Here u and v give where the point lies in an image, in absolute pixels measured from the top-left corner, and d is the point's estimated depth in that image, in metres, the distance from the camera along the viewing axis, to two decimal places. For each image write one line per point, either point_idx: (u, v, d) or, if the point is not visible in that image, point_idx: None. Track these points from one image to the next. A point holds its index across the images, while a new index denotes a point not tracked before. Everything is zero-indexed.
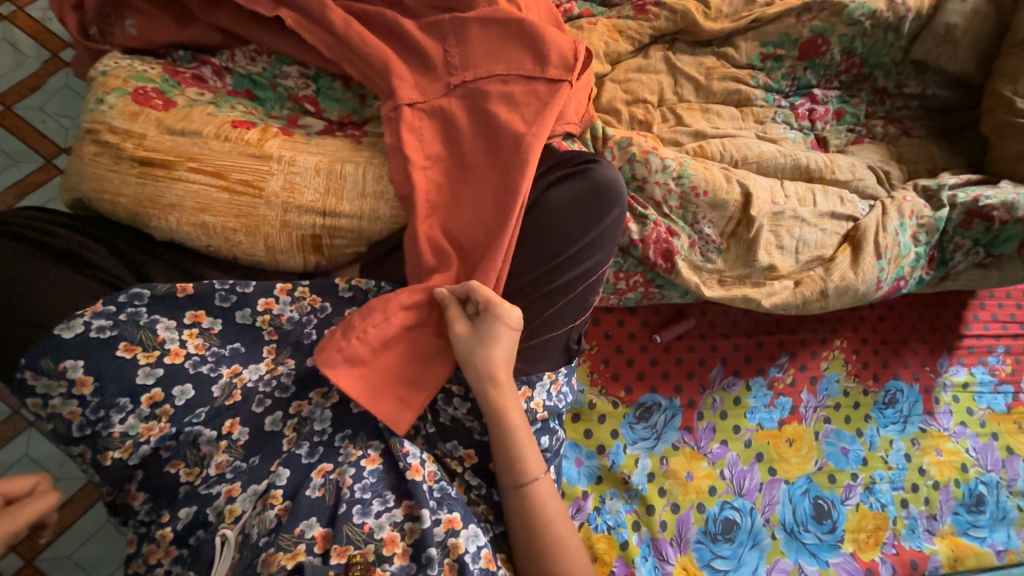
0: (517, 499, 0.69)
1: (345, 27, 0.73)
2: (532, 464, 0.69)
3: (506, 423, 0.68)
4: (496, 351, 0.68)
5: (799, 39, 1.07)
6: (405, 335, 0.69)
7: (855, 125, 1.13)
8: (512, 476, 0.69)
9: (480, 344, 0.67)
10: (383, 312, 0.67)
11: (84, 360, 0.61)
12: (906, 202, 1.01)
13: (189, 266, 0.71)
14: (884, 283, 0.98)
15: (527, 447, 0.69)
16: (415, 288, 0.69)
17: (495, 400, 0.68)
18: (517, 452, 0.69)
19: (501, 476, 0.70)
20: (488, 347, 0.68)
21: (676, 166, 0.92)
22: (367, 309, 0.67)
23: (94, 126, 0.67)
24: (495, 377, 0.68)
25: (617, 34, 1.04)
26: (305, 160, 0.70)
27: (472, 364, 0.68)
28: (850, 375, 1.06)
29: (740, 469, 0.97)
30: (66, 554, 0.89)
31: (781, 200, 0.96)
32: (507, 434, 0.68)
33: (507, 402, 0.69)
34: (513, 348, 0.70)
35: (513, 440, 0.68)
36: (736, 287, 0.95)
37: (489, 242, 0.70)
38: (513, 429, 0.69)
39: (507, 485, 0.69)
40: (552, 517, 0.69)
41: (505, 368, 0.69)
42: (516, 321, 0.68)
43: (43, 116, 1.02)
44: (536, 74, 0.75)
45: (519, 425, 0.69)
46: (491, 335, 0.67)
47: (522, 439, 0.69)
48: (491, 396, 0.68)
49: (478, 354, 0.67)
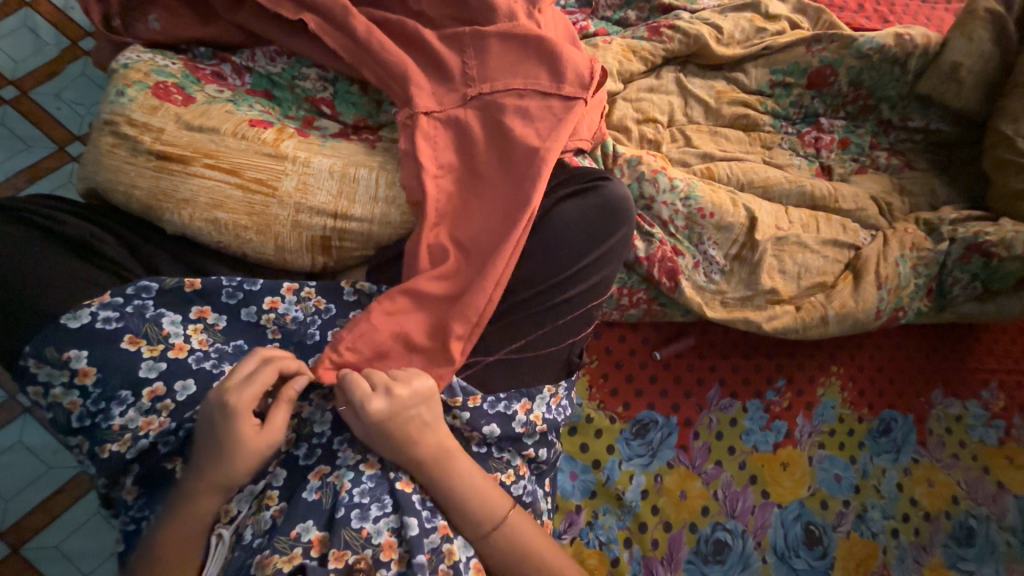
0: (481, 544, 0.67)
1: (367, 34, 0.74)
2: (490, 507, 0.67)
3: (450, 473, 0.67)
4: (400, 441, 0.65)
5: (808, 68, 1.10)
6: (396, 343, 0.69)
7: (860, 154, 1.14)
8: (469, 524, 0.67)
9: (378, 437, 0.65)
10: (373, 323, 0.68)
11: (89, 351, 0.61)
12: (907, 235, 1.03)
13: (200, 262, 0.71)
14: (882, 313, 0.99)
15: (482, 492, 0.67)
16: (404, 296, 0.69)
17: (420, 462, 0.66)
18: (466, 501, 0.67)
19: (473, 534, 0.67)
20: (389, 442, 0.65)
21: (684, 187, 0.94)
22: (354, 323, 0.68)
23: (113, 118, 0.68)
24: (415, 453, 0.66)
25: (631, 54, 1.07)
26: (320, 162, 0.71)
27: (418, 409, 0.65)
28: (846, 403, 1.06)
29: (734, 490, 0.97)
30: (53, 545, 0.87)
31: (785, 226, 0.98)
32: (459, 488, 0.67)
33: (441, 456, 0.67)
34: (426, 426, 0.66)
35: (468, 484, 0.67)
36: (738, 309, 0.96)
37: (484, 257, 0.71)
38: (462, 475, 0.67)
39: (470, 533, 0.67)
40: (531, 545, 0.68)
41: (418, 447, 0.66)
42: (420, 398, 0.66)
43: (58, 103, 1.02)
44: (552, 90, 0.76)
45: (467, 475, 0.67)
46: (395, 412, 0.64)
47: (475, 483, 0.67)
48: (413, 459, 0.66)
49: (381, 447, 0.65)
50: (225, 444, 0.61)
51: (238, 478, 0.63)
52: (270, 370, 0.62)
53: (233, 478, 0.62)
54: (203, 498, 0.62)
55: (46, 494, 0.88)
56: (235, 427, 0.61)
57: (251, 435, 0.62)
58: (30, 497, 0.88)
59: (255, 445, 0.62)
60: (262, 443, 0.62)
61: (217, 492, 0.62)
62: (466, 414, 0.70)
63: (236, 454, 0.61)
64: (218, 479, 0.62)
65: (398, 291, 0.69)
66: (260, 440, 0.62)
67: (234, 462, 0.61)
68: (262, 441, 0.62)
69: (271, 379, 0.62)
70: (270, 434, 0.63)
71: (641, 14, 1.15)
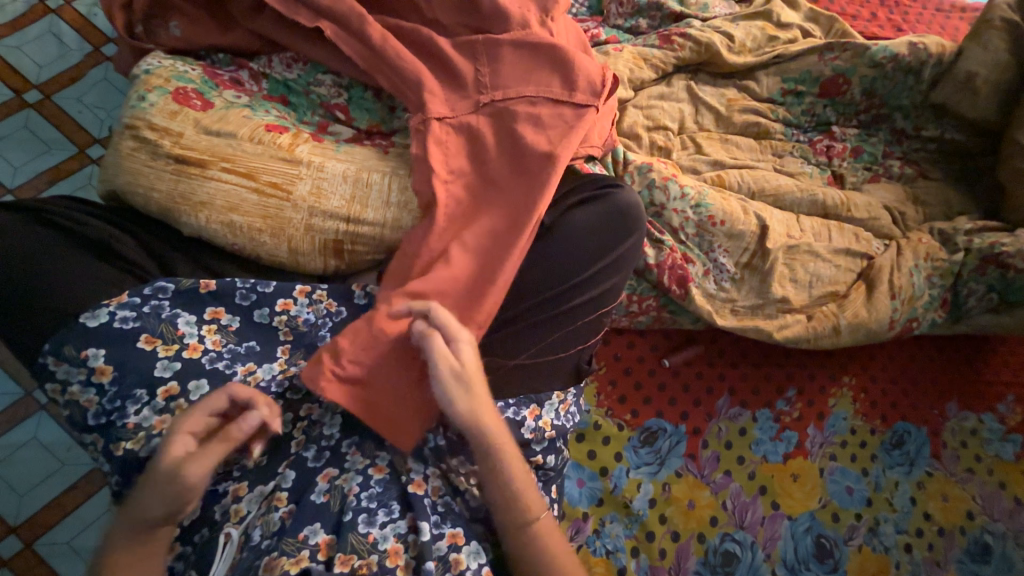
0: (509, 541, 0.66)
1: (382, 41, 0.75)
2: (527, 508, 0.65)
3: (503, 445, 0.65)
4: (470, 391, 0.64)
5: (820, 77, 1.10)
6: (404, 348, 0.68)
7: (873, 163, 1.13)
8: (512, 512, 0.65)
9: (455, 382, 0.64)
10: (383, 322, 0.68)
11: (106, 350, 0.62)
12: (921, 244, 1.02)
13: (216, 263, 0.72)
14: (896, 323, 0.98)
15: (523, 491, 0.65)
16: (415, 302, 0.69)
17: (482, 422, 0.65)
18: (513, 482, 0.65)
19: (509, 520, 0.65)
20: (463, 391, 0.64)
21: (695, 194, 0.94)
22: (351, 330, 0.67)
23: (134, 122, 0.69)
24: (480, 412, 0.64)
25: (642, 62, 1.07)
26: (334, 167, 0.72)
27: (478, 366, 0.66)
28: (858, 414, 1.05)
29: (743, 501, 0.96)
30: (64, 541, 0.88)
31: (796, 234, 0.98)
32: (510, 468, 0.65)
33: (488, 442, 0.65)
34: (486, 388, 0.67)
35: (509, 480, 0.65)
36: (749, 318, 0.96)
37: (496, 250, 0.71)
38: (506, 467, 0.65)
39: (502, 528, 0.66)
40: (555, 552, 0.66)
41: (484, 403, 0.65)
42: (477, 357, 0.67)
43: (80, 107, 1.05)
44: (564, 98, 0.77)
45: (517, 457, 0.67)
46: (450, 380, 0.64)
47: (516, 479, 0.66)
48: (478, 418, 0.65)
49: (453, 393, 0.64)
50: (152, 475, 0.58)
51: (159, 515, 0.58)
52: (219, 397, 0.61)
53: (154, 513, 0.58)
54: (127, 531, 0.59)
55: (59, 491, 0.90)
56: (161, 450, 0.59)
57: (172, 461, 0.58)
58: (44, 493, 0.89)
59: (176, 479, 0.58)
60: (184, 476, 0.58)
61: (140, 526, 0.59)
62: None
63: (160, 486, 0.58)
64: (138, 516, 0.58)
65: (403, 292, 0.69)
66: (181, 472, 0.58)
67: (158, 497, 0.58)
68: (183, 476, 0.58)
69: (218, 406, 0.61)
70: (193, 470, 0.58)
71: (652, 23, 1.15)
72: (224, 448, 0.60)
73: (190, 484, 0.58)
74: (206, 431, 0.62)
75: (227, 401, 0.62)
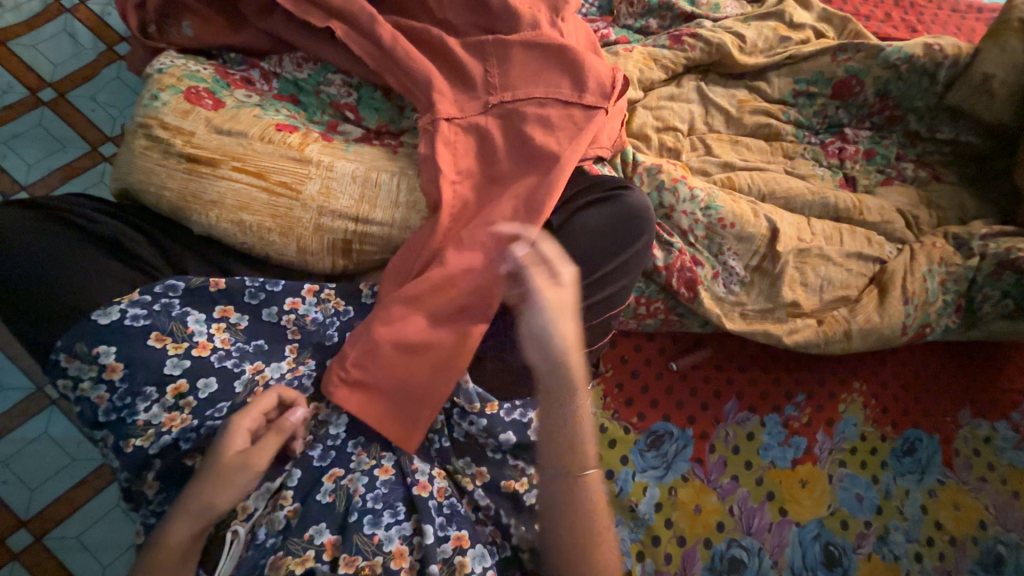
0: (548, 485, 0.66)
1: (392, 41, 0.75)
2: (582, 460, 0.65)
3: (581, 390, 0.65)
4: (564, 325, 0.63)
5: (833, 78, 1.08)
6: (409, 348, 0.68)
7: (886, 166, 1.11)
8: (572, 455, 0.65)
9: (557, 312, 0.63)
10: (390, 321, 0.68)
11: (117, 347, 0.63)
12: (935, 249, 1.01)
13: (225, 262, 0.73)
14: (908, 329, 0.96)
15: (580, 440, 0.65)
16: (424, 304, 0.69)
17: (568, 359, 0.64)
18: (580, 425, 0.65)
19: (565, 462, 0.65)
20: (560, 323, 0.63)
21: (705, 197, 0.93)
22: (356, 337, 0.68)
23: (147, 121, 0.70)
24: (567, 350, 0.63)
25: (652, 62, 1.07)
26: (343, 166, 0.72)
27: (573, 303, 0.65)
28: (868, 420, 1.03)
29: (750, 506, 0.95)
30: (74, 535, 0.89)
31: (807, 237, 0.97)
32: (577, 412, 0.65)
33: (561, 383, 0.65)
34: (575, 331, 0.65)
35: (573, 421, 0.65)
36: (758, 321, 0.95)
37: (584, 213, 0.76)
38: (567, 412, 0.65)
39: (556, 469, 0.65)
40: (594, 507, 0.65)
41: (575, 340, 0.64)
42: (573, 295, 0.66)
43: (93, 105, 1.06)
44: (573, 99, 0.76)
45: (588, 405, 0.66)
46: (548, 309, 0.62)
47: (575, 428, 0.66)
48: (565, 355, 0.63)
49: (551, 323, 0.63)
50: (213, 468, 0.60)
51: (217, 507, 0.60)
52: (271, 393, 0.65)
53: (213, 506, 0.60)
54: (179, 528, 0.60)
55: (69, 485, 0.91)
56: (219, 445, 0.61)
57: (236, 453, 0.61)
58: (54, 487, 0.90)
59: (240, 469, 0.61)
60: (247, 465, 0.61)
61: (193, 521, 0.60)
62: (484, 421, 0.69)
63: (221, 477, 0.60)
64: (197, 509, 0.60)
65: (408, 293, 0.69)
66: (249, 461, 0.61)
67: (218, 489, 0.60)
68: (245, 466, 0.61)
69: (271, 402, 0.64)
70: (254, 460, 0.61)
71: (663, 23, 1.14)
72: (279, 440, 0.63)
73: (258, 471, 0.61)
74: (258, 428, 0.64)
75: (278, 398, 0.65)
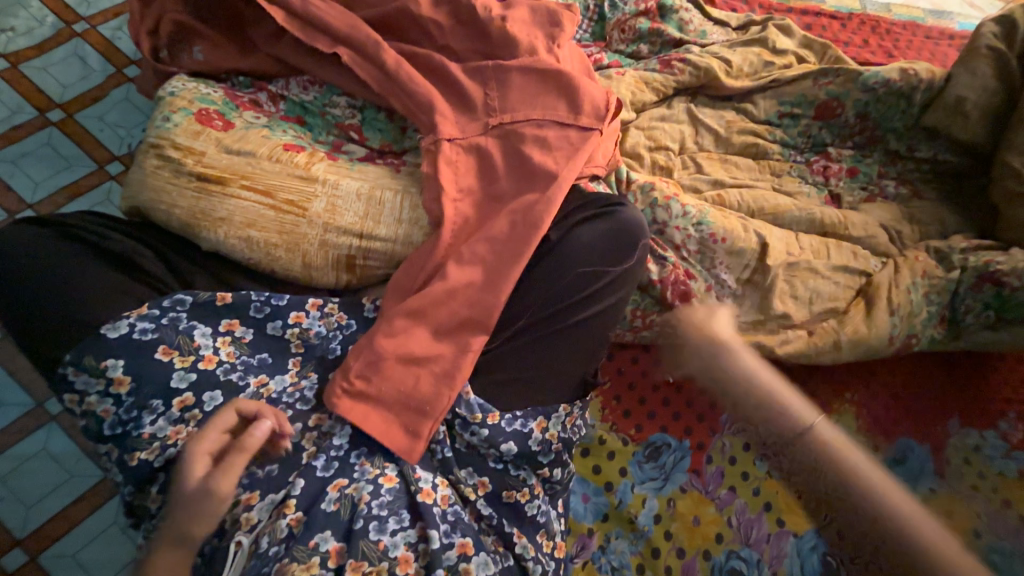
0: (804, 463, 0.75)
1: (397, 66, 0.79)
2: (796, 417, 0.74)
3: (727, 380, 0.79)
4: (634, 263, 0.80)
5: (815, 100, 1.14)
6: (409, 360, 0.70)
7: (868, 183, 1.16)
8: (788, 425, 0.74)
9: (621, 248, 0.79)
10: (392, 334, 0.70)
11: (125, 360, 0.64)
12: (918, 262, 1.04)
13: (230, 277, 0.74)
14: (896, 340, 0.99)
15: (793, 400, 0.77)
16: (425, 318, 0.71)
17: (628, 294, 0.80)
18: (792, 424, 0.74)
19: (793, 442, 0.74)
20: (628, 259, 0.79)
21: (696, 213, 0.97)
22: (358, 349, 0.70)
23: (159, 141, 0.72)
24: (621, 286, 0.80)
25: (644, 85, 1.12)
26: (348, 184, 0.75)
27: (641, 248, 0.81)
28: (859, 430, 1.06)
29: (749, 517, 0.93)
30: (70, 554, 0.87)
31: (796, 252, 1.00)
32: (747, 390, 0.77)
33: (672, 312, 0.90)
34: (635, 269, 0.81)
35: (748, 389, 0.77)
36: (751, 333, 0.98)
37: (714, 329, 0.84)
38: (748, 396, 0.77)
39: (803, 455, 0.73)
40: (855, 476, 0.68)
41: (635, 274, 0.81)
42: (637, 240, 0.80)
43: (101, 124, 1.08)
44: (569, 120, 0.80)
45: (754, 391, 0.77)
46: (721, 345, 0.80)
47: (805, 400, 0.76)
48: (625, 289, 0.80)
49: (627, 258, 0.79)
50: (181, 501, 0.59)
51: (192, 536, 0.59)
52: (228, 411, 0.63)
53: (189, 536, 0.58)
54: (161, 564, 0.58)
55: (66, 502, 0.90)
56: (185, 470, 0.60)
57: (199, 478, 0.59)
58: (51, 505, 0.89)
59: (204, 493, 0.58)
60: (211, 488, 0.59)
61: (173, 551, 0.59)
62: (485, 431, 0.70)
63: (188, 505, 0.59)
64: (175, 542, 0.59)
65: (409, 306, 0.71)
66: (210, 484, 0.59)
67: (190, 518, 0.58)
68: (209, 490, 0.59)
69: (230, 419, 0.63)
70: (213, 484, 0.59)
71: (653, 48, 1.20)
72: (245, 459, 0.60)
73: (221, 495, 0.59)
74: (222, 450, 0.63)
75: (237, 413, 0.63)
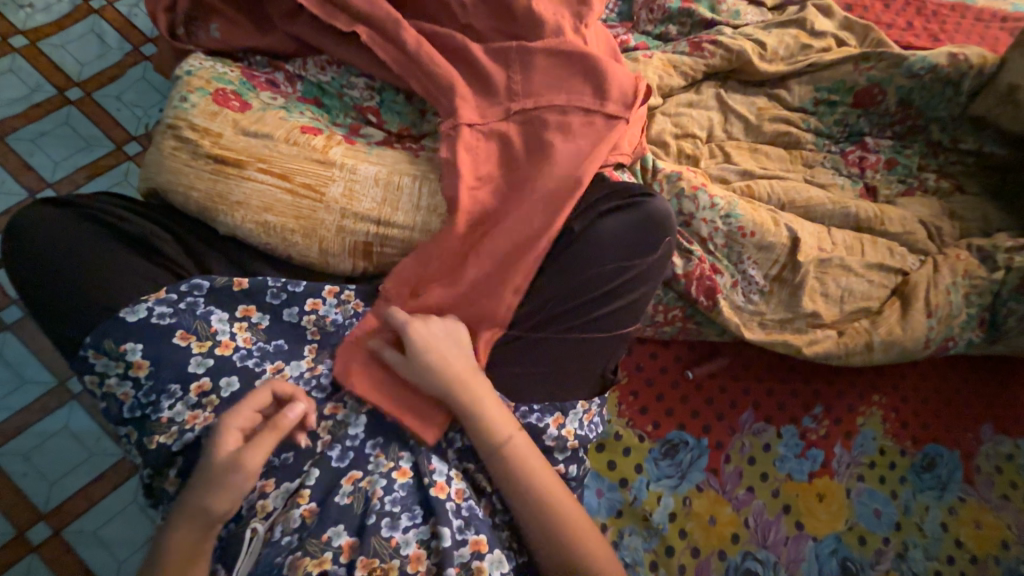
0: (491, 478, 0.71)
1: (416, 47, 0.76)
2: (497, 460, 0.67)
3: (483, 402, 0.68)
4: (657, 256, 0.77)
5: (855, 87, 1.08)
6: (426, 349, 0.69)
7: (907, 176, 1.10)
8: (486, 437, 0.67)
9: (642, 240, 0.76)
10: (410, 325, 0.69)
11: (143, 345, 0.64)
12: (959, 261, 0.99)
13: (246, 261, 0.73)
14: (931, 342, 0.95)
15: (478, 414, 0.67)
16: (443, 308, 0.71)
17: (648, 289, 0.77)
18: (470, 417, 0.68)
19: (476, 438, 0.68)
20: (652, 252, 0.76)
21: (725, 205, 0.92)
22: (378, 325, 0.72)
23: (175, 121, 0.71)
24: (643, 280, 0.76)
25: (672, 68, 1.06)
26: (366, 169, 0.73)
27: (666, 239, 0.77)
28: (887, 434, 1.01)
29: (766, 519, 0.93)
30: (92, 530, 0.89)
31: (828, 247, 0.96)
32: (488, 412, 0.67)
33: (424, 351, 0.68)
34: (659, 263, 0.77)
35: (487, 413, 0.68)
36: (776, 331, 0.94)
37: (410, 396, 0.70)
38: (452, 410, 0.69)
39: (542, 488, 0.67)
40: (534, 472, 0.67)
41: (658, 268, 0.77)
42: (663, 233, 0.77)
43: (118, 104, 1.07)
44: (595, 107, 0.76)
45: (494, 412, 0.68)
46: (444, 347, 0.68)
47: (487, 410, 0.68)
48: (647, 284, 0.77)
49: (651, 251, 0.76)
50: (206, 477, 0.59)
51: (214, 512, 0.59)
52: (264, 390, 0.63)
53: (212, 510, 0.59)
54: (182, 536, 0.59)
55: (87, 480, 0.92)
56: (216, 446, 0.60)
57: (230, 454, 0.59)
58: (73, 482, 0.91)
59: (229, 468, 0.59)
60: (242, 464, 0.59)
61: (193, 526, 0.59)
62: None
63: (216, 478, 0.59)
64: (197, 516, 0.59)
65: None
66: (242, 460, 0.59)
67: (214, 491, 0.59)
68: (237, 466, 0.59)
69: (265, 399, 0.63)
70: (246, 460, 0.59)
71: (683, 29, 1.14)
72: (275, 437, 0.61)
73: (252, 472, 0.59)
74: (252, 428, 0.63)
75: (272, 394, 0.63)
